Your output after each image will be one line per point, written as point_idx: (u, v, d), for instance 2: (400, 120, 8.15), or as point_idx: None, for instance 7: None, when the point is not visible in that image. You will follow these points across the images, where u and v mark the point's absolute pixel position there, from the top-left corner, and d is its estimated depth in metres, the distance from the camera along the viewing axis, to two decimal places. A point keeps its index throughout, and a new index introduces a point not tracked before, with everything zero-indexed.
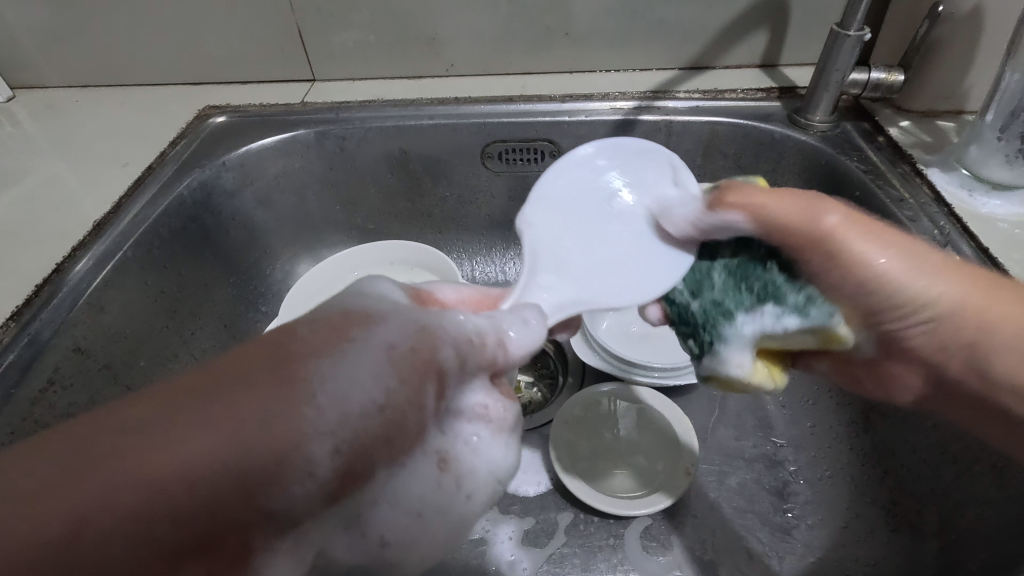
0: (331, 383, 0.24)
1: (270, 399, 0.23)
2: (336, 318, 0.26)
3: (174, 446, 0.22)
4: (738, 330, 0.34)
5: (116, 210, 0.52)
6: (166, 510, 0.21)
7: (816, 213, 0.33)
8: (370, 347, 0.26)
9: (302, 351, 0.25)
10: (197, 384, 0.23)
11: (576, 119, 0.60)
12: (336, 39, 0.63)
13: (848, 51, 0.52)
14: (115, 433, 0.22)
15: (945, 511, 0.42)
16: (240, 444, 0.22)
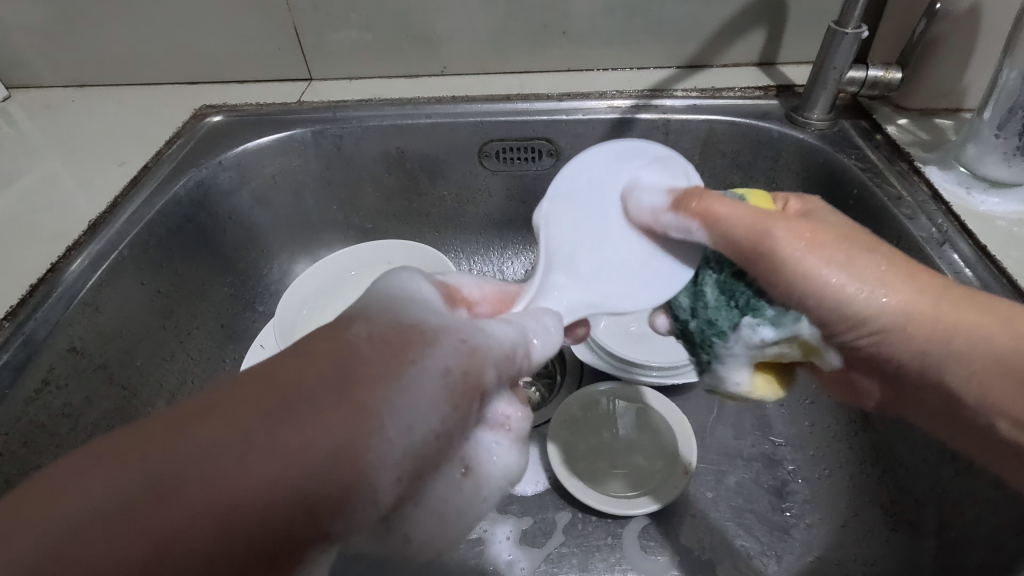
0: (394, 407, 0.24)
1: (340, 423, 0.23)
2: (392, 336, 0.26)
3: (238, 480, 0.21)
4: (730, 350, 0.35)
5: (112, 210, 0.52)
6: (236, 539, 0.20)
7: (765, 229, 0.32)
8: (426, 372, 0.25)
9: (362, 373, 0.24)
10: (254, 408, 0.22)
11: (573, 117, 0.60)
12: (333, 38, 0.62)
13: (845, 49, 0.52)
14: (180, 456, 0.21)
15: (944, 510, 0.42)
16: (311, 473, 0.22)
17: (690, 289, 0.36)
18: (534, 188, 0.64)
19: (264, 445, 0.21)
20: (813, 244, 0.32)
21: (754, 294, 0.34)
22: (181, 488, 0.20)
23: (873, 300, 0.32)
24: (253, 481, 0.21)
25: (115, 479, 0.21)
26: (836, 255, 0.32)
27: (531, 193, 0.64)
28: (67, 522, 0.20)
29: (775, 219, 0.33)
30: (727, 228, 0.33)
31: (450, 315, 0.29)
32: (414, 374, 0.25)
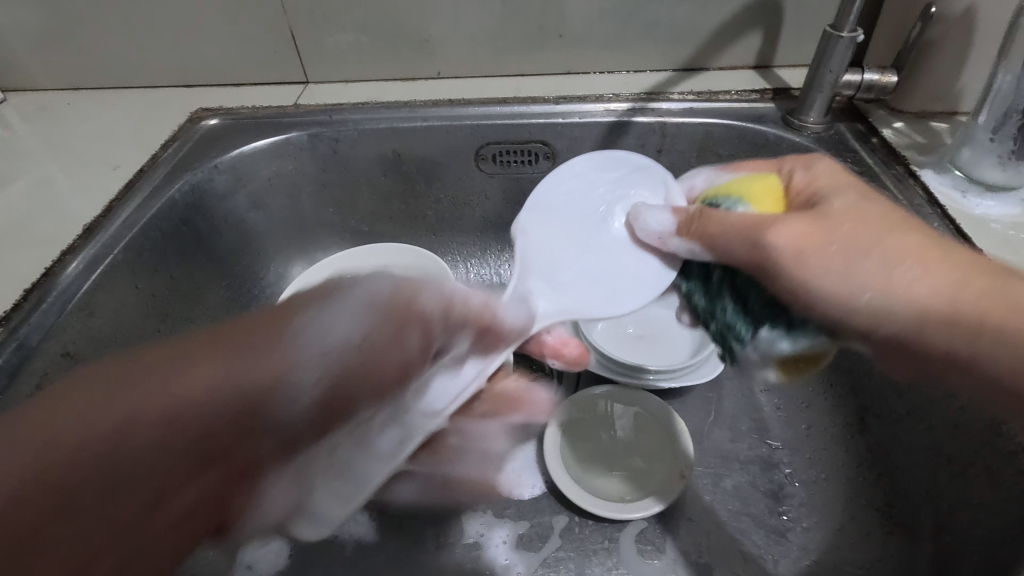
0: (270, 343, 0.33)
1: (266, 342, 0.33)
2: (270, 305, 0.35)
3: (118, 403, 0.29)
4: (750, 352, 0.42)
5: (107, 214, 0.52)
6: (192, 418, 0.31)
7: (762, 237, 0.36)
8: (298, 322, 0.34)
9: (240, 325, 0.33)
10: (144, 359, 0.31)
11: (570, 120, 0.60)
12: (330, 41, 0.62)
13: (841, 52, 0.52)
14: (151, 367, 0.31)
15: (938, 512, 0.42)
16: (240, 373, 0.32)
17: (714, 291, 0.41)
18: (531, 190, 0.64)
19: (155, 375, 0.30)
20: (812, 244, 0.36)
21: (769, 308, 0.38)
22: (83, 418, 0.29)
23: (886, 298, 0.35)
24: (147, 400, 0.30)
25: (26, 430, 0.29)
26: (836, 258, 0.36)
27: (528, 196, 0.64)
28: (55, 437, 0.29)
29: (777, 225, 0.36)
30: (724, 246, 0.37)
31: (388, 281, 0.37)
32: (284, 327, 0.33)
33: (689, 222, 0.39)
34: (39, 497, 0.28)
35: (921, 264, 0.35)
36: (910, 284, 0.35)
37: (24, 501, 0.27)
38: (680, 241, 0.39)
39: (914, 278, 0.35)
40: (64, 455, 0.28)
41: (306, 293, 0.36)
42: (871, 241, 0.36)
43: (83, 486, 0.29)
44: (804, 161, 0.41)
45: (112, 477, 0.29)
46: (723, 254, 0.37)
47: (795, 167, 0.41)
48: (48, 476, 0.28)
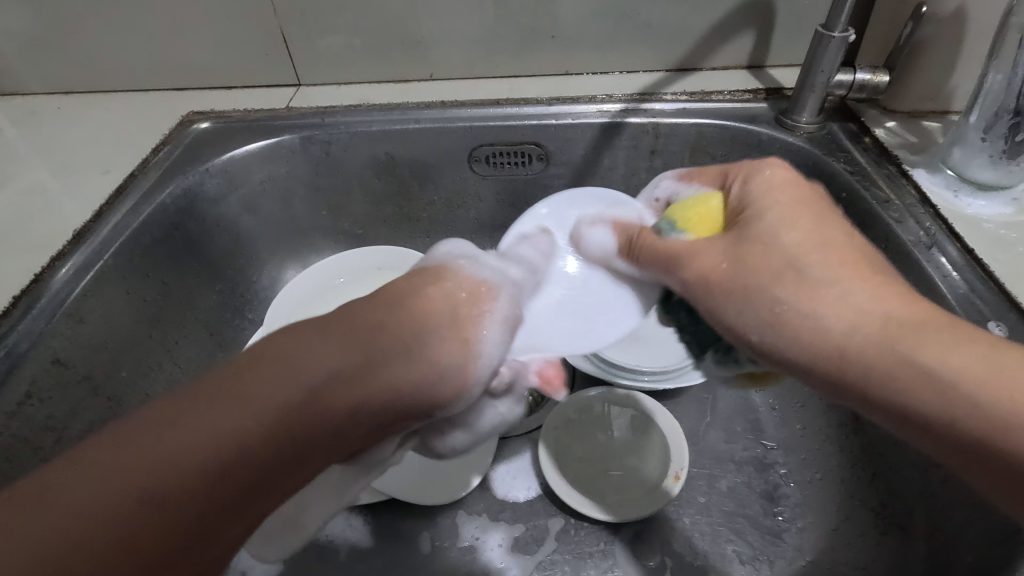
0: (436, 347, 0.33)
1: (440, 346, 0.33)
2: (432, 290, 0.34)
3: (300, 389, 0.29)
4: (710, 369, 0.44)
5: (98, 219, 0.51)
6: (362, 421, 0.31)
7: (678, 268, 0.36)
8: (466, 325, 0.34)
9: (413, 316, 0.33)
10: (325, 341, 0.31)
11: (563, 122, 0.59)
12: (321, 43, 0.62)
13: (833, 52, 0.52)
14: (335, 360, 0.30)
15: (932, 512, 0.42)
16: (432, 382, 0.32)
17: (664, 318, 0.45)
18: (525, 192, 0.64)
19: (329, 355, 0.30)
20: (719, 275, 0.34)
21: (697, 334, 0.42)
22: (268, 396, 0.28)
23: (782, 337, 0.33)
24: (329, 395, 0.30)
25: (216, 399, 0.27)
26: (745, 283, 0.34)
27: (522, 198, 0.64)
28: (247, 415, 0.27)
29: (696, 252, 0.36)
30: (652, 272, 0.38)
31: (491, 265, 0.38)
32: (456, 327, 0.34)
33: (627, 241, 0.39)
34: (224, 476, 0.26)
35: (837, 291, 0.31)
36: (818, 319, 0.31)
37: (228, 477, 0.27)
38: (623, 262, 0.40)
39: (824, 310, 0.31)
40: (252, 437, 0.27)
41: (466, 282, 0.36)
42: (782, 267, 0.33)
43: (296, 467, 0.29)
44: (746, 173, 0.37)
45: (311, 464, 0.30)
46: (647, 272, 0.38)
47: (736, 178, 0.38)
48: (233, 455, 0.27)
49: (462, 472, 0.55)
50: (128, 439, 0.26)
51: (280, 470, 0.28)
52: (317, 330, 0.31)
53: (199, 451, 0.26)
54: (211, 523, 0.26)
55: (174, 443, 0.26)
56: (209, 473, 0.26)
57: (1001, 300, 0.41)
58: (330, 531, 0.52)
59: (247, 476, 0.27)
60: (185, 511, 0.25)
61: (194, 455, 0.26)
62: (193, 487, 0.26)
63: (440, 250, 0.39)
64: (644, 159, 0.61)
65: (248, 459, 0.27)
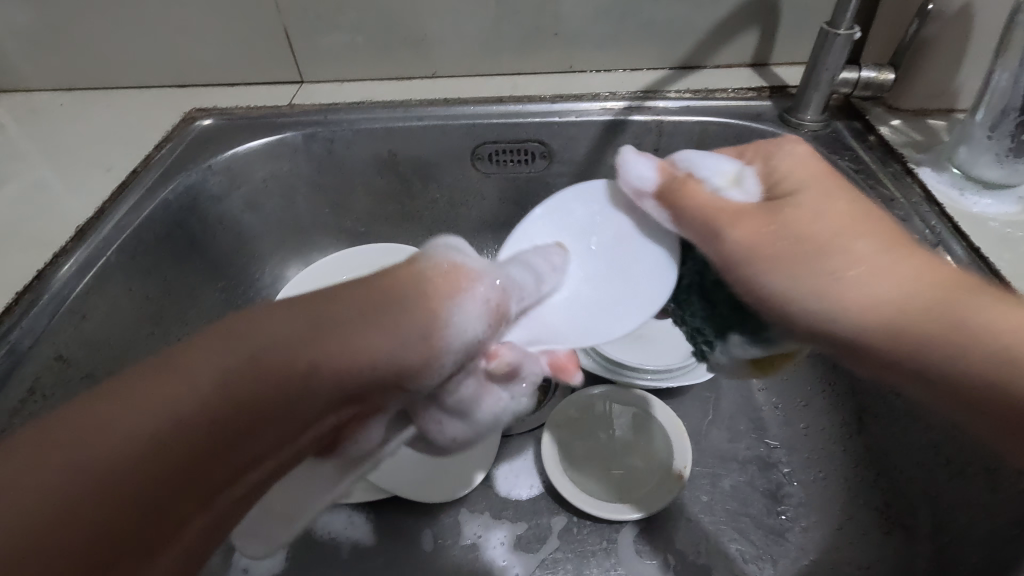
0: (401, 317, 0.30)
1: (400, 317, 0.30)
2: (400, 267, 0.32)
3: (241, 359, 0.27)
4: (720, 356, 0.42)
5: (100, 215, 0.51)
6: (309, 394, 0.28)
7: (719, 226, 0.35)
8: (435, 295, 0.31)
9: (375, 289, 0.31)
10: (277, 313, 0.29)
11: (566, 120, 0.59)
12: (324, 40, 0.62)
13: (838, 50, 0.52)
14: (283, 331, 0.29)
15: (939, 512, 0.42)
16: (387, 355, 0.29)
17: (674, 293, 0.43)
18: (527, 190, 0.63)
19: (277, 327, 0.29)
20: (768, 248, 0.34)
21: (730, 311, 0.39)
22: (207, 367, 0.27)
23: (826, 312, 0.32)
24: (275, 367, 0.28)
25: (156, 369, 0.27)
26: (790, 255, 0.33)
27: (524, 196, 0.64)
28: (185, 386, 0.27)
29: (740, 218, 0.35)
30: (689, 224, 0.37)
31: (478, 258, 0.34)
32: (424, 298, 0.31)
33: (669, 184, 0.37)
34: (154, 447, 0.26)
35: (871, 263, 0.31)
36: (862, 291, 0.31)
37: (163, 449, 0.26)
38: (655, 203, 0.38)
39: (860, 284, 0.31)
40: (189, 408, 0.26)
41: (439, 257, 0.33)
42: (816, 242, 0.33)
43: (242, 441, 0.28)
44: (767, 151, 0.38)
45: (255, 439, 0.28)
46: (682, 229, 0.37)
47: (755, 158, 0.38)
48: (165, 425, 0.26)
49: (461, 470, 0.54)
50: (71, 409, 0.26)
51: (223, 443, 0.27)
52: (271, 303, 0.30)
53: (132, 421, 0.25)
54: (147, 495, 0.25)
55: (109, 412, 0.26)
56: (137, 442, 0.25)
57: None
58: (331, 529, 0.52)
59: (184, 448, 0.26)
60: (116, 480, 0.25)
61: (126, 425, 0.25)
62: (125, 457, 0.25)
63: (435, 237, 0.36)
64: (647, 157, 0.61)
65: (183, 430, 0.26)
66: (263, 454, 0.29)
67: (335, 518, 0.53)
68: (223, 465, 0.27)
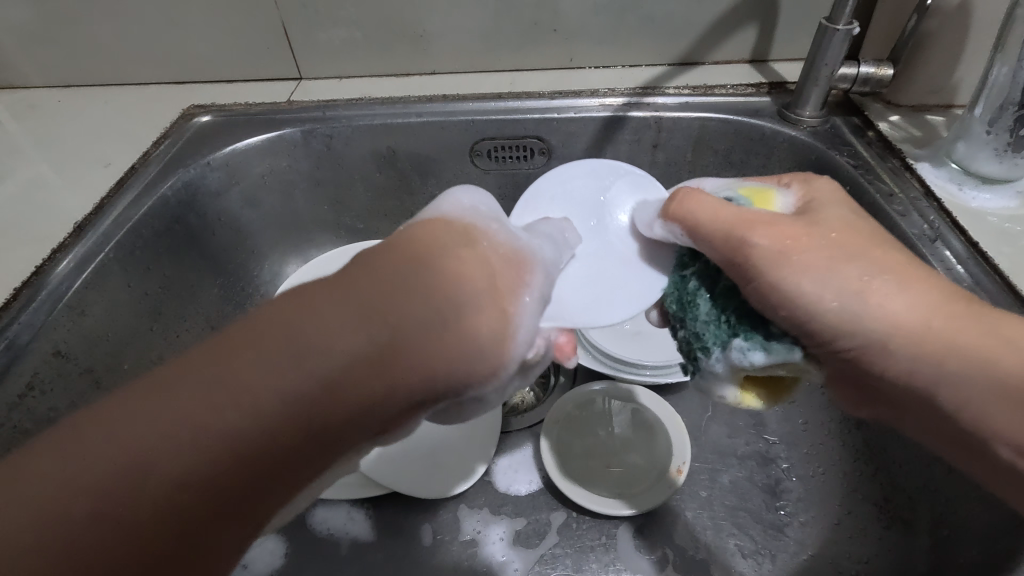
0: (467, 318, 0.28)
1: (464, 320, 0.28)
2: (464, 254, 0.29)
3: (304, 368, 0.26)
4: (714, 366, 0.33)
5: (98, 211, 0.51)
6: (367, 400, 0.27)
7: (743, 233, 0.32)
8: (504, 294, 0.28)
9: (441, 283, 0.28)
10: (337, 310, 0.27)
11: (565, 115, 0.59)
12: (322, 37, 0.62)
13: (837, 45, 0.52)
14: (337, 331, 0.27)
15: (937, 506, 0.42)
16: (447, 362, 0.27)
17: (677, 292, 0.36)
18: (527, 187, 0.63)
19: (338, 329, 0.27)
20: (811, 243, 0.32)
21: (746, 312, 0.33)
22: (267, 377, 0.26)
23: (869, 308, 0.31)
24: (338, 377, 0.26)
25: (205, 373, 0.26)
26: (840, 253, 0.32)
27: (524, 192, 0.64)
28: (236, 391, 0.26)
29: (755, 225, 0.32)
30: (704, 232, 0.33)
31: (523, 235, 0.33)
32: (493, 298, 0.28)
33: (669, 203, 0.35)
34: (210, 455, 0.25)
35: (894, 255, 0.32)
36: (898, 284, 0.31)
37: (222, 463, 0.26)
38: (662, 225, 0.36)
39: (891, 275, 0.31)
40: (251, 421, 0.26)
41: (506, 249, 0.30)
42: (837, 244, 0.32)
43: (299, 450, 0.27)
44: (802, 177, 0.37)
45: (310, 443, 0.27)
46: (704, 249, 0.33)
47: (793, 181, 0.37)
48: (218, 432, 0.25)
49: (460, 463, 0.55)
50: (130, 411, 0.26)
51: (284, 453, 0.27)
52: (330, 295, 0.28)
53: (194, 434, 0.25)
54: (205, 496, 0.26)
55: (170, 421, 0.25)
56: (195, 448, 0.25)
57: (1005, 293, 0.41)
58: (331, 525, 0.52)
59: (246, 462, 0.26)
60: (183, 491, 0.25)
61: (187, 440, 0.25)
62: (189, 471, 0.25)
63: (460, 202, 0.33)
64: (646, 153, 0.61)
65: (245, 445, 0.26)
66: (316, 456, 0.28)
67: (335, 514, 0.53)
68: (283, 472, 0.27)
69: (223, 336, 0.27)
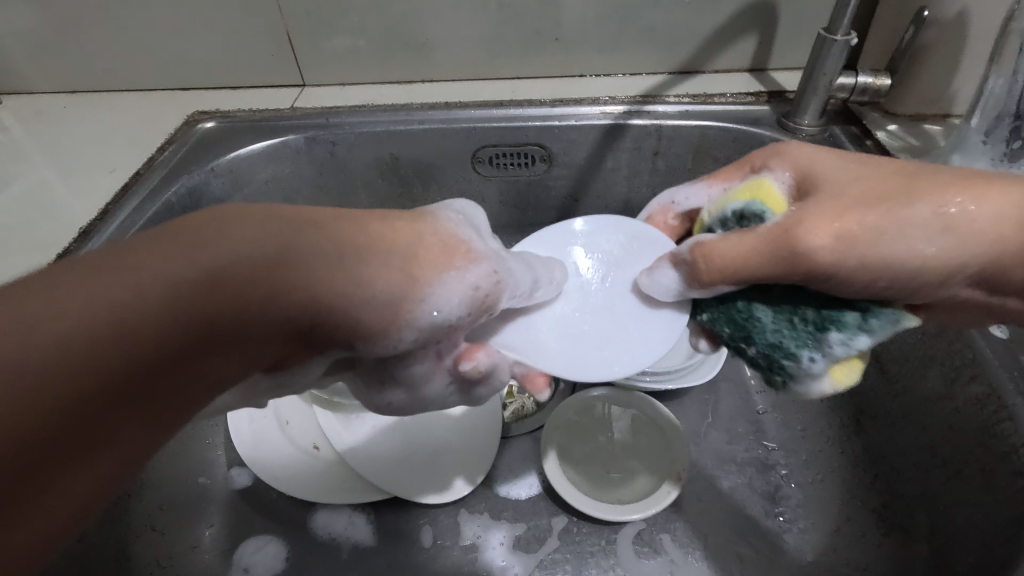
0: (378, 272, 0.28)
1: (375, 270, 0.28)
2: (403, 223, 0.30)
3: (193, 276, 0.26)
4: (809, 369, 0.33)
5: (103, 216, 0.52)
6: (260, 320, 0.27)
7: (793, 247, 0.30)
8: (425, 264, 0.29)
9: (364, 234, 0.29)
10: (247, 225, 0.27)
11: (566, 123, 0.60)
12: (326, 44, 0.63)
13: (835, 56, 0.52)
14: (247, 243, 0.27)
15: (934, 514, 0.44)
16: (344, 302, 0.28)
17: (728, 314, 0.36)
18: (527, 193, 0.64)
19: (238, 241, 0.27)
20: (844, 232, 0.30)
21: (829, 304, 0.32)
22: (164, 273, 0.25)
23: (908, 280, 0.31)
24: (235, 291, 0.26)
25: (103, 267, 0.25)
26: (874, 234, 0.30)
27: (525, 199, 0.65)
28: (128, 288, 0.25)
29: None
30: (744, 278, 0.32)
31: (485, 239, 0.33)
32: (408, 259, 0.29)
33: (695, 270, 0.34)
34: (84, 349, 0.24)
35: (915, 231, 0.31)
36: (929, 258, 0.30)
37: (97, 358, 0.24)
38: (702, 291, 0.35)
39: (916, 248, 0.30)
40: (136, 319, 0.25)
41: (445, 230, 0.31)
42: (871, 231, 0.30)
43: (179, 354, 0.26)
44: (769, 155, 0.37)
45: (193, 356, 0.26)
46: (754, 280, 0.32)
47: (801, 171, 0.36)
48: (99, 322, 0.24)
49: (457, 470, 0.55)
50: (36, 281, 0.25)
51: (162, 359, 0.26)
52: (235, 215, 0.28)
53: (78, 313, 0.24)
54: (67, 400, 0.24)
55: (48, 310, 0.24)
56: (67, 338, 0.24)
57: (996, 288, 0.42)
58: (332, 529, 0.53)
59: (124, 372, 0.25)
60: (49, 386, 0.23)
61: (57, 339, 0.23)
62: (51, 376, 0.23)
63: (451, 206, 0.35)
64: (646, 161, 0.61)
65: (123, 346, 0.24)
66: (197, 372, 0.27)
67: (336, 518, 0.53)
68: (157, 383, 0.26)
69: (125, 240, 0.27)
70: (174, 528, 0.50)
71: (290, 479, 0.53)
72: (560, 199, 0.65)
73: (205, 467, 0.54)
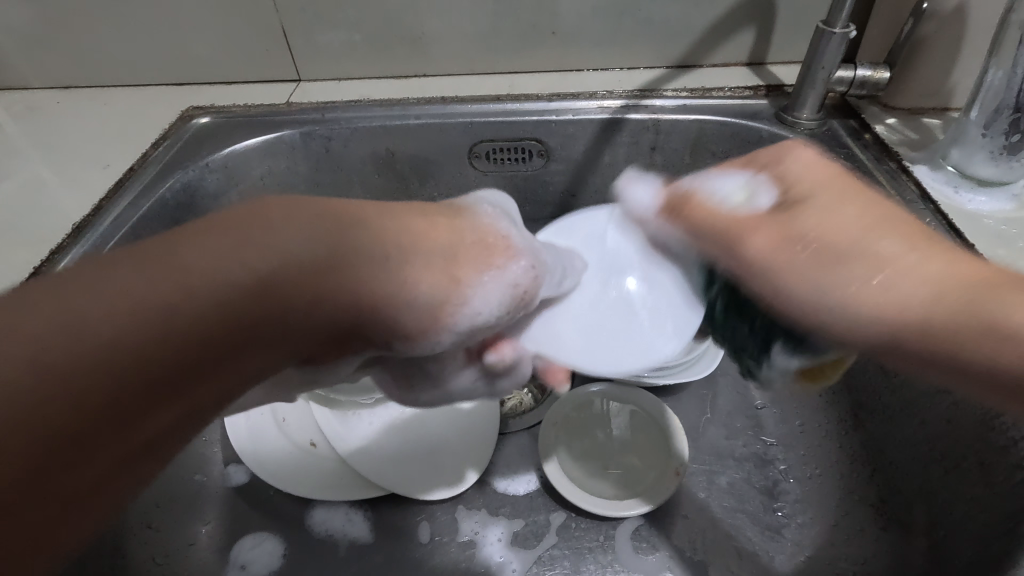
0: (419, 273, 0.30)
1: (420, 271, 0.30)
2: (441, 223, 0.32)
3: (248, 272, 0.25)
4: (767, 373, 0.37)
5: (97, 211, 0.51)
6: (310, 318, 0.27)
7: (738, 250, 0.34)
8: (464, 265, 0.31)
9: (406, 235, 0.30)
10: (297, 224, 0.27)
11: (563, 118, 0.59)
12: (322, 38, 0.62)
13: (834, 48, 0.52)
14: (300, 242, 0.27)
15: (932, 509, 0.44)
16: (390, 301, 0.29)
17: (709, 312, 0.39)
18: (525, 189, 0.64)
19: (291, 241, 0.27)
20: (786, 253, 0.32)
21: (776, 322, 0.34)
22: (221, 271, 0.25)
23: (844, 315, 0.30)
24: (288, 290, 0.26)
25: (155, 263, 0.24)
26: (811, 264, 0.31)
27: (523, 194, 0.64)
28: (184, 286, 0.24)
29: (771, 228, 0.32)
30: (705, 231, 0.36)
31: (517, 232, 0.35)
32: (449, 261, 0.31)
33: (676, 200, 0.38)
34: (141, 348, 0.23)
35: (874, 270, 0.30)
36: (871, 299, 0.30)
37: (155, 357, 0.23)
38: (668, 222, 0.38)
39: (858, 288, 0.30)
40: (194, 317, 0.24)
41: (478, 229, 0.33)
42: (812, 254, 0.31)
43: (231, 353, 0.25)
44: (772, 158, 0.36)
45: (241, 355, 0.26)
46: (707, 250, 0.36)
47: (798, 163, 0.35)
48: (157, 320, 0.23)
49: (458, 466, 0.54)
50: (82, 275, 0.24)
51: (215, 358, 0.25)
52: (284, 211, 0.28)
53: (135, 310, 0.23)
54: (122, 398, 0.23)
55: (101, 305, 0.23)
56: (124, 336, 0.23)
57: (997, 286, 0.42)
58: (330, 526, 0.52)
59: (178, 368, 0.24)
60: (104, 383, 0.22)
61: (112, 335, 0.23)
62: (107, 372, 0.22)
63: (484, 198, 0.37)
64: (644, 155, 0.61)
65: (183, 344, 0.24)
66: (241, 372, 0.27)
67: (333, 516, 0.53)
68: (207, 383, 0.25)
69: (170, 231, 0.26)
70: (170, 525, 0.50)
71: (287, 476, 0.53)
72: (558, 195, 0.65)
73: (202, 464, 0.54)
